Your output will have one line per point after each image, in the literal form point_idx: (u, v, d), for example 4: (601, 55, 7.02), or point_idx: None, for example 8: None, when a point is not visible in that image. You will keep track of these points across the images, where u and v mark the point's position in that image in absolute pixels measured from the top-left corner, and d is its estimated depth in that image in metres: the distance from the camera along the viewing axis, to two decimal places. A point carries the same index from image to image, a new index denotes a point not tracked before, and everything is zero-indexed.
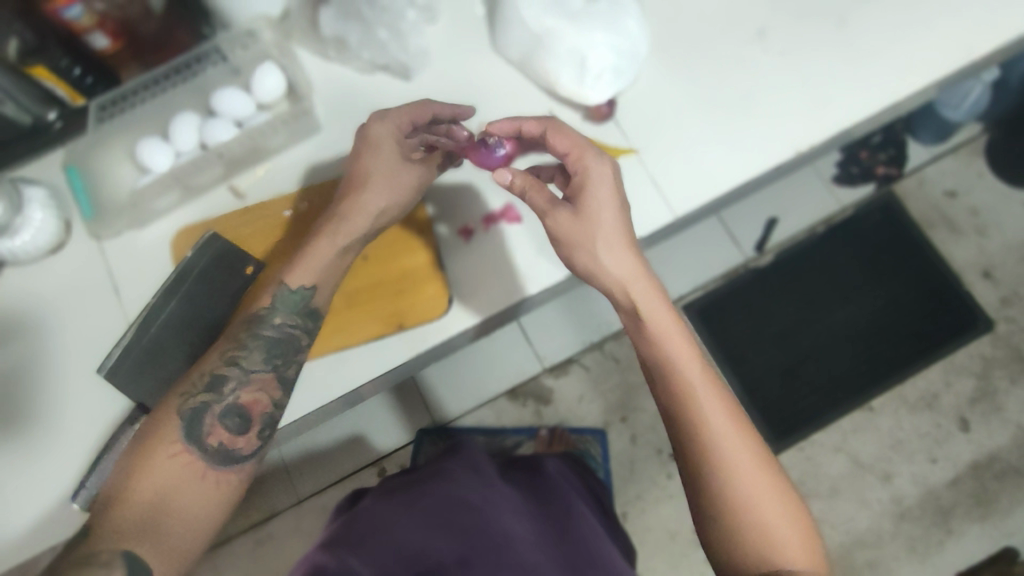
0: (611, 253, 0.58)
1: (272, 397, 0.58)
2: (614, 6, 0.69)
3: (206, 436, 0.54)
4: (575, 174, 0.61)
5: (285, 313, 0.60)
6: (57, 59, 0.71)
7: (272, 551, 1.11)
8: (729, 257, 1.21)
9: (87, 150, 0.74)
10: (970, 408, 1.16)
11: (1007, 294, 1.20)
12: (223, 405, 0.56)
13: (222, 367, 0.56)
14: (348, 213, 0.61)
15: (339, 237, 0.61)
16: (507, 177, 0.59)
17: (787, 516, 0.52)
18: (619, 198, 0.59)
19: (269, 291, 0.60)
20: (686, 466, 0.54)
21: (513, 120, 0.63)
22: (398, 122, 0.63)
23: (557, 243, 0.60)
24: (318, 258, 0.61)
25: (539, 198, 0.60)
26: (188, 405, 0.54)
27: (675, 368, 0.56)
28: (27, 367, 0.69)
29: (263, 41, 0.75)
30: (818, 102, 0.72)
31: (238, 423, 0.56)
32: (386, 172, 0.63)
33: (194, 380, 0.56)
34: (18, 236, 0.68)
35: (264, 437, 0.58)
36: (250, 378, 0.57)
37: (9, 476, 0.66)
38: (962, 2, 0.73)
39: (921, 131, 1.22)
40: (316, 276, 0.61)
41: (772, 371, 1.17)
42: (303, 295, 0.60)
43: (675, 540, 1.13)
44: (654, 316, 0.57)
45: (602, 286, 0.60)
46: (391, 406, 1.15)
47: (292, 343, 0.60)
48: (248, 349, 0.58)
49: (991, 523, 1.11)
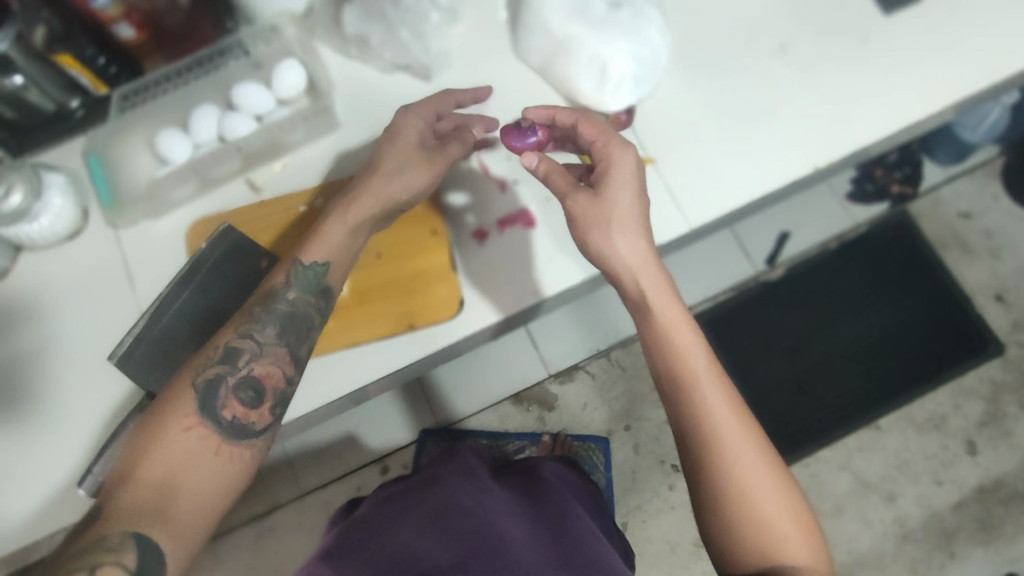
0: (624, 240, 0.58)
1: (285, 373, 0.57)
2: (637, 16, 0.69)
3: (220, 408, 0.53)
4: (600, 161, 0.61)
5: (298, 289, 0.59)
6: (83, 48, 0.73)
7: (271, 546, 1.11)
8: (740, 270, 1.20)
9: (107, 139, 0.74)
10: (978, 431, 1.15)
11: (1018, 318, 1.19)
12: (237, 378, 0.55)
13: (236, 340, 0.56)
14: (362, 193, 0.61)
15: (349, 214, 0.60)
16: (533, 161, 0.62)
17: (790, 513, 0.53)
18: (638, 182, 0.59)
19: (283, 268, 0.59)
20: (690, 458, 0.55)
21: (548, 109, 0.64)
22: (424, 112, 0.64)
23: (573, 224, 0.60)
24: (332, 235, 0.60)
25: (560, 180, 0.61)
26: (203, 377, 0.54)
27: (682, 362, 0.56)
28: (40, 352, 0.70)
29: (286, 37, 0.75)
30: (837, 118, 0.71)
31: (251, 397, 0.55)
32: (402, 154, 0.62)
33: (208, 352, 0.55)
34: (36, 220, 0.69)
35: (276, 413, 0.57)
36: (263, 352, 0.57)
37: (17, 460, 0.67)
38: (985, 24, 0.73)
39: (937, 151, 1.22)
40: (330, 254, 0.60)
41: (780, 386, 1.17)
42: (316, 271, 0.59)
43: (675, 552, 1.13)
44: (662, 307, 0.58)
45: (614, 273, 0.60)
46: (396, 406, 1.16)
47: (306, 321, 0.59)
48: (262, 323, 0.57)
49: (995, 548, 1.10)
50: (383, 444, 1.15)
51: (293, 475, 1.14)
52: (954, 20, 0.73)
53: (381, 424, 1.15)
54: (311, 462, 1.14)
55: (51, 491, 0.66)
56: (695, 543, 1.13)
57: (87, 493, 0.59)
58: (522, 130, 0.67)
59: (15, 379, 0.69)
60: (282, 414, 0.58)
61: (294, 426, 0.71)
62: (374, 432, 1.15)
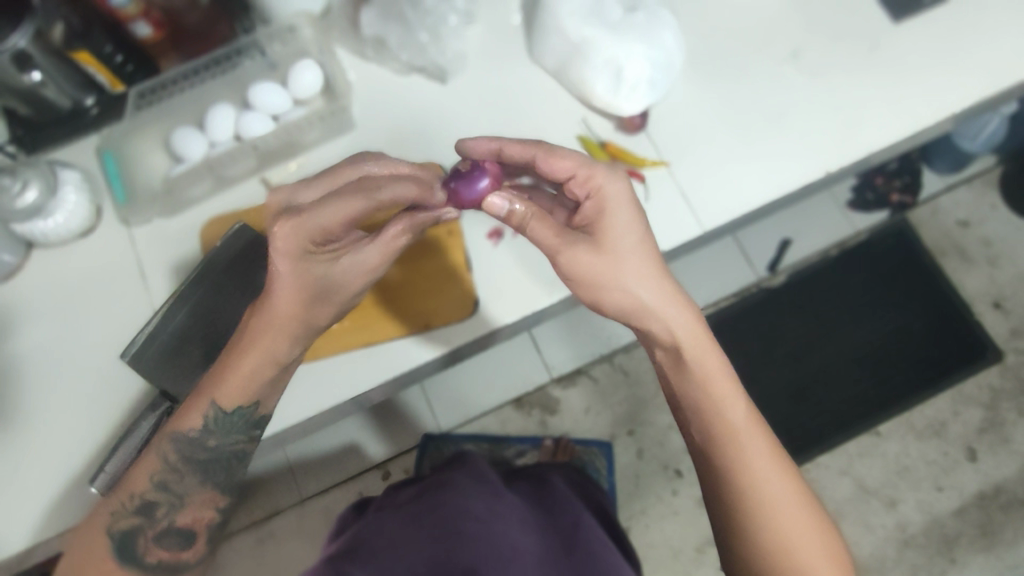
0: (642, 282, 0.56)
1: (214, 510, 0.60)
2: (651, 20, 0.70)
3: (143, 556, 0.57)
4: (588, 196, 0.58)
5: (222, 433, 0.59)
6: (101, 45, 0.72)
7: (274, 551, 1.11)
8: (742, 277, 1.21)
9: (123, 136, 0.74)
10: (978, 438, 1.16)
11: (1017, 325, 1.20)
12: (158, 525, 0.57)
13: (153, 493, 0.57)
14: (254, 339, 0.55)
15: (257, 366, 0.56)
16: (503, 207, 0.56)
17: (827, 557, 0.53)
18: (639, 217, 0.57)
19: (200, 413, 0.57)
20: (723, 508, 0.55)
21: (494, 141, 0.60)
22: (326, 225, 0.53)
23: (573, 282, 0.57)
24: (252, 376, 0.57)
25: (547, 232, 0.56)
26: (118, 528, 0.56)
27: (718, 407, 0.56)
28: (50, 348, 0.70)
29: (303, 38, 0.76)
30: (845, 125, 0.72)
31: (179, 541, 0.59)
32: (291, 291, 0.54)
33: (123, 500, 0.56)
34: (51, 217, 0.69)
35: (208, 546, 0.61)
36: (185, 502, 0.59)
37: (28, 459, 0.66)
38: (989, 35, 0.74)
39: (935, 161, 1.23)
40: (250, 395, 0.58)
41: (782, 392, 1.17)
42: (245, 412, 0.58)
43: (678, 558, 1.12)
44: (694, 354, 0.57)
45: (639, 323, 0.57)
46: (399, 410, 1.16)
47: (233, 457, 0.60)
48: (182, 475, 0.58)
49: (995, 554, 1.11)
50: (386, 448, 1.15)
51: (294, 480, 1.13)
52: (960, 30, 0.75)
53: (383, 429, 1.15)
54: (312, 468, 1.14)
55: (61, 490, 0.65)
56: (698, 549, 1.12)
57: (101, 490, 0.61)
58: (470, 178, 0.58)
59: (27, 377, 0.69)
60: (216, 539, 0.62)
61: (292, 432, 0.70)
62: (378, 438, 1.15)
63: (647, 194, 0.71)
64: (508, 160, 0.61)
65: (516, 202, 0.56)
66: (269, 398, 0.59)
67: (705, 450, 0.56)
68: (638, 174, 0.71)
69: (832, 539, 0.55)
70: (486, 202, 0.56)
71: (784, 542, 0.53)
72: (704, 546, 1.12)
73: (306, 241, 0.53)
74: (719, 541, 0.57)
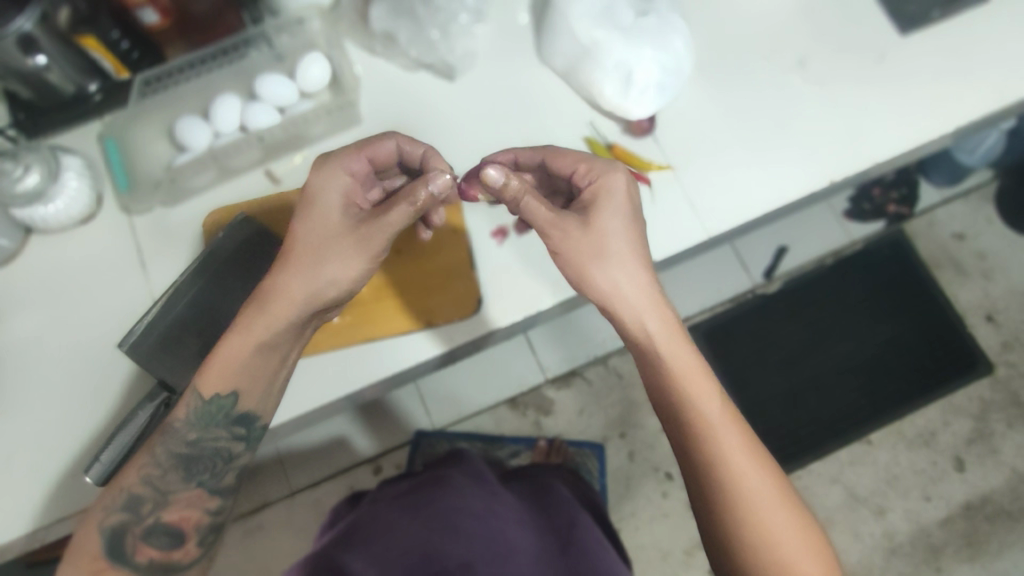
0: (619, 266, 0.58)
1: (204, 509, 0.59)
2: (663, 23, 0.70)
3: (132, 554, 0.55)
4: (587, 187, 0.60)
5: (200, 427, 0.58)
6: (107, 30, 0.72)
7: (263, 543, 1.10)
8: (739, 283, 1.22)
9: (124, 124, 0.74)
10: (967, 448, 1.17)
11: (1008, 338, 1.21)
12: (144, 523, 0.56)
13: (138, 486, 0.56)
14: (254, 302, 0.57)
15: (245, 333, 0.56)
16: (500, 179, 0.56)
17: (810, 551, 0.54)
18: (631, 206, 0.59)
19: (185, 401, 0.58)
20: (704, 506, 0.55)
21: (511, 150, 0.65)
22: (346, 165, 0.59)
23: (559, 258, 0.59)
24: (239, 350, 0.57)
25: (540, 210, 0.57)
26: (108, 524, 0.55)
27: (692, 401, 0.56)
28: (43, 336, 0.69)
29: (311, 31, 0.76)
30: (850, 135, 0.73)
31: (169, 540, 0.57)
32: (301, 241, 0.57)
33: (112, 495, 0.56)
34: (52, 202, 0.69)
35: (206, 544, 0.59)
36: (169, 498, 0.57)
37: (20, 444, 0.66)
38: (995, 51, 0.75)
39: (933, 173, 1.24)
40: (230, 384, 0.57)
41: (775, 398, 1.18)
42: (220, 403, 0.57)
43: (668, 560, 1.13)
44: (663, 345, 0.57)
45: (605, 306, 0.59)
46: (390, 406, 1.16)
47: (218, 455, 0.59)
48: (163, 470, 0.57)
49: (979, 564, 1.12)
50: (379, 443, 1.15)
51: (284, 472, 1.13)
52: (967, 44, 0.75)
53: (374, 426, 1.15)
54: (303, 460, 1.13)
55: (52, 477, 0.65)
56: (687, 552, 1.13)
57: (95, 480, 0.60)
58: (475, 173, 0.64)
59: (21, 362, 0.68)
60: (214, 541, 0.60)
61: (289, 427, 0.70)
62: (369, 434, 1.15)
63: (652, 200, 0.71)
64: (523, 168, 0.66)
65: (512, 177, 0.56)
66: (251, 391, 0.58)
67: (683, 450, 0.56)
68: (644, 177, 0.72)
69: (816, 535, 0.55)
70: (483, 172, 0.56)
71: (766, 537, 0.53)
72: (693, 549, 1.13)
73: (338, 176, 0.59)
74: (704, 539, 0.56)
